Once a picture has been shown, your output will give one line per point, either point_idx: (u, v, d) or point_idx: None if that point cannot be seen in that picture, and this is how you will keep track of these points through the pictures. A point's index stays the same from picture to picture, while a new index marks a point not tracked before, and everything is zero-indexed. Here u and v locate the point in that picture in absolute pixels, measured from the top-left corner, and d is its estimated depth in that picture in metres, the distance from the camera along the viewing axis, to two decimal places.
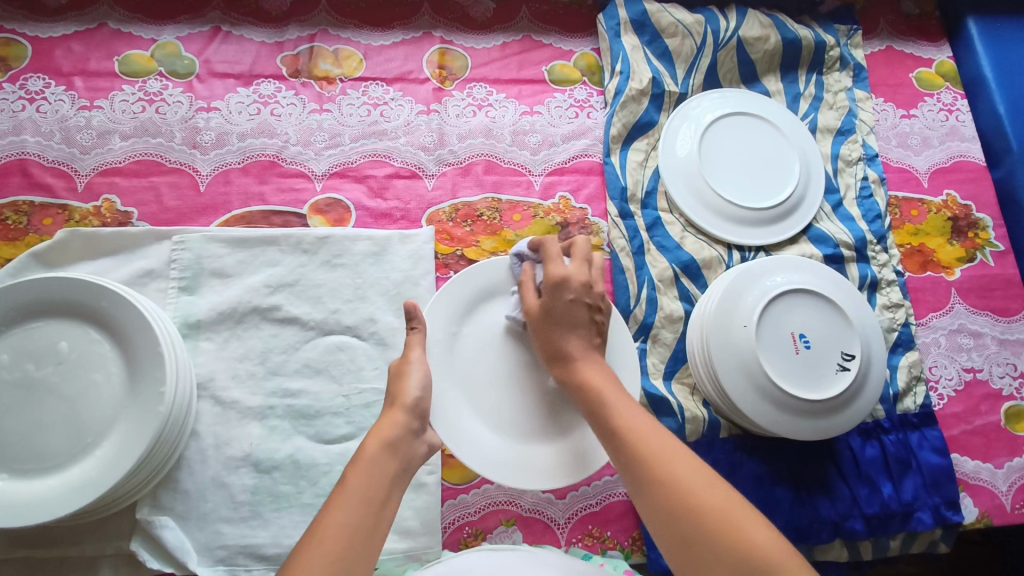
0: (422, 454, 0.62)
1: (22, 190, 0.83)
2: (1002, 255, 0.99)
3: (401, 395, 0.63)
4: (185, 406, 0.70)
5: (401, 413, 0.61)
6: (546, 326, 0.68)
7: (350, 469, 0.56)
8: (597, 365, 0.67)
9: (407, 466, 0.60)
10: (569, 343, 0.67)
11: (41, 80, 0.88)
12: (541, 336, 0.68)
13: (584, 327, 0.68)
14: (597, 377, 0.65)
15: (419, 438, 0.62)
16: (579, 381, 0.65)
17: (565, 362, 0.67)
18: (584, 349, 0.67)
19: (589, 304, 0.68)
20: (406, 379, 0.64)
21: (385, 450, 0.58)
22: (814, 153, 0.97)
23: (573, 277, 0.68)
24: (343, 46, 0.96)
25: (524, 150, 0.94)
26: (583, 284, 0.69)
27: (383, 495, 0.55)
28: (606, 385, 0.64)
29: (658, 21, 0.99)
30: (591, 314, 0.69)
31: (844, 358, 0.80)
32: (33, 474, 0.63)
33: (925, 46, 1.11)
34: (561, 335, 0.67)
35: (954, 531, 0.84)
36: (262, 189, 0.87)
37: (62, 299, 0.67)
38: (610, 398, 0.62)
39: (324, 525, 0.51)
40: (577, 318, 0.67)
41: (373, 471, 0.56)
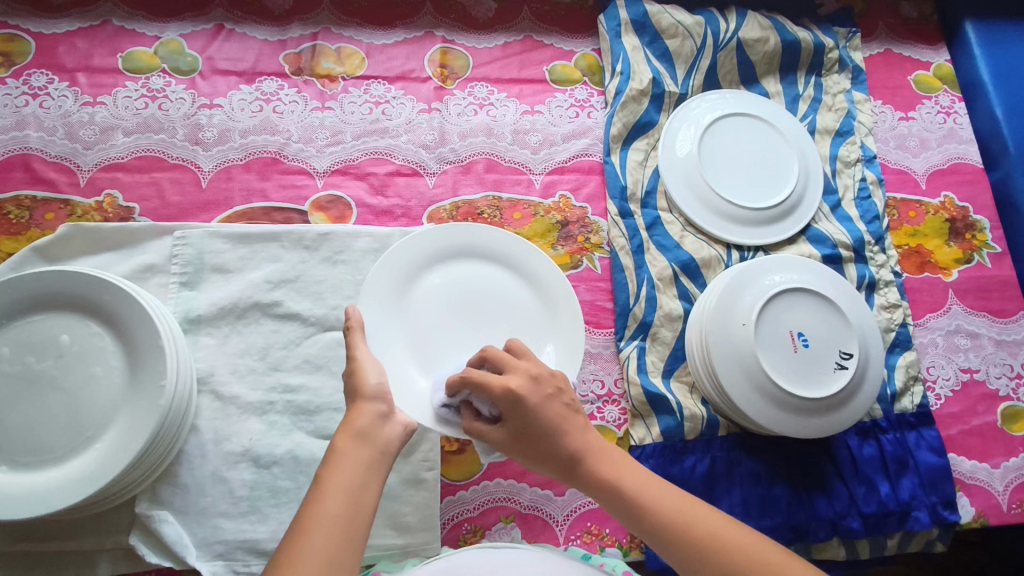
0: (398, 434, 0.58)
1: (25, 184, 0.83)
2: (999, 257, 0.99)
3: (360, 386, 0.59)
4: (186, 399, 0.70)
5: (366, 404, 0.58)
6: (531, 450, 0.57)
7: (324, 466, 0.54)
8: (602, 453, 0.58)
9: (386, 452, 0.56)
10: (565, 445, 0.57)
11: (44, 75, 0.88)
12: (531, 459, 0.58)
13: (564, 421, 0.57)
14: (607, 467, 0.57)
15: (391, 420, 0.59)
16: (590, 480, 0.57)
17: (570, 467, 0.57)
18: (582, 439, 0.57)
19: (551, 393, 0.58)
20: (361, 369, 0.61)
21: (354, 441, 0.55)
22: (812, 154, 0.98)
23: (520, 391, 0.56)
24: (345, 44, 0.96)
25: (524, 149, 0.94)
26: (530, 384, 0.58)
27: (361, 485, 0.53)
28: (622, 472, 0.57)
29: (659, 22, 1.00)
30: (561, 405, 0.58)
31: (843, 357, 0.80)
32: (32, 466, 0.63)
33: (924, 49, 1.12)
34: (551, 444, 0.57)
35: (951, 530, 0.84)
36: (264, 185, 0.87)
37: (64, 293, 0.68)
38: (632, 486, 0.56)
39: (305, 523, 0.50)
40: (551, 423, 0.57)
41: (346, 465, 0.54)
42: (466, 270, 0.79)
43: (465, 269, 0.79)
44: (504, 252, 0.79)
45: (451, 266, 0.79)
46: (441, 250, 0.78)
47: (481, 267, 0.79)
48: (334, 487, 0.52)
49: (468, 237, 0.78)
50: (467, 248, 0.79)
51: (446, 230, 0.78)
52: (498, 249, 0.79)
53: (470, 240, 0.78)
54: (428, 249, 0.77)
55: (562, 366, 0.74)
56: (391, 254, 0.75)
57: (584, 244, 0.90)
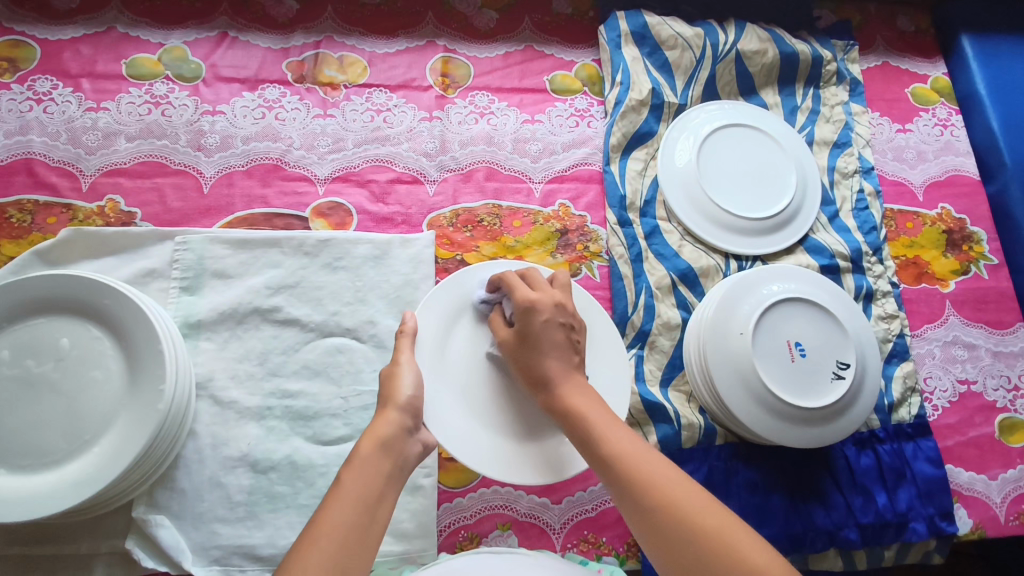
0: (416, 452, 0.60)
1: (27, 189, 0.84)
2: (996, 268, 1.00)
3: (393, 395, 0.62)
4: (185, 403, 0.70)
5: (394, 412, 0.60)
6: (521, 352, 0.65)
7: (344, 470, 0.55)
8: (578, 386, 0.63)
9: (403, 467, 0.58)
10: (547, 365, 0.63)
11: (49, 81, 0.89)
12: (519, 364, 0.65)
13: (561, 347, 0.64)
14: (581, 398, 0.61)
15: (413, 436, 0.61)
16: (558, 406, 0.62)
17: (544, 385, 0.63)
18: (564, 369, 0.63)
19: (564, 324, 0.65)
20: (399, 379, 0.63)
21: (377, 449, 0.57)
22: (811, 166, 0.98)
23: (537, 304, 0.65)
24: (348, 52, 0.97)
25: (524, 158, 0.95)
26: (553, 307, 0.65)
27: (377, 494, 0.54)
28: (591, 408, 0.61)
29: (659, 33, 1.00)
30: (564, 334, 0.64)
31: (839, 367, 0.80)
32: (29, 470, 0.63)
33: (921, 62, 1.13)
34: (536, 358, 0.64)
35: (948, 542, 0.84)
36: (265, 192, 0.88)
37: (64, 296, 0.68)
38: (595, 423, 0.59)
39: (319, 527, 0.50)
40: (547, 339, 0.64)
41: (367, 472, 0.55)
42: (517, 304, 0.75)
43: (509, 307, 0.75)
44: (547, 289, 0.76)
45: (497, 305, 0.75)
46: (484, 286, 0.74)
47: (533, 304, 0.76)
48: (355, 493, 0.53)
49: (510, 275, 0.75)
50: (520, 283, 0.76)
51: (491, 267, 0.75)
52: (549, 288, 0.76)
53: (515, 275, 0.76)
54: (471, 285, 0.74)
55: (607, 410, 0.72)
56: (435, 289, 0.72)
57: (583, 252, 0.91)
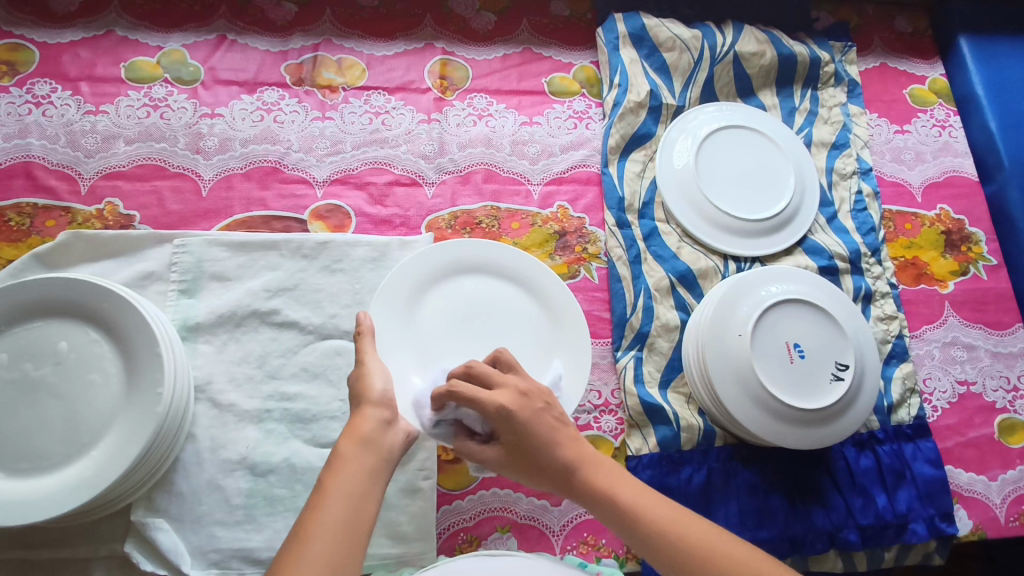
0: (400, 441, 0.59)
1: (26, 192, 0.84)
2: (995, 269, 1.00)
3: (366, 392, 0.60)
4: (183, 406, 0.70)
5: (369, 410, 0.59)
6: (525, 459, 0.59)
7: (326, 471, 0.54)
8: (597, 463, 0.59)
9: (390, 459, 0.57)
10: (559, 456, 0.58)
11: (48, 84, 0.89)
12: (532, 473, 0.59)
13: (556, 433, 0.59)
14: (603, 477, 0.58)
15: (394, 427, 0.59)
16: (586, 490, 0.58)
17: (565, 476, 0.58)
18: (575, 450, 0.59)
19: (542, 407, 0.59)
20: (369, 376, 0.62)
21: (358, 446, 0.56)
22: (809, 167, 0.98)
23: (510, 406, 0.58)
24: (346, 55, 0.97)
25: (523, 160, 0.95)
26: (519, 399, 0.59)
27: (363, 489, 0.54)
28: (617, 483, 0.58)
29: (657, 35, 1.01)
30: (550, 418, 0.59)
31: (838, 368, 0.80)
32: (28, 473, 0.63)
33: (918, 63, 1.13)
34: (545, 458, 0.58)
35: (948, 543, 0.84)
36: (264, 195, 0.88)
37: (63, 300, 0.68)
38: (627, 499, 0.57)
39: (306, 528, 0.50)
40: (544, 436, 0.58)
41: (349, 470, 0.54)
42: (472, 286, 0.79)
43: (467, 287, 0.78)
44: (498, 264, 0.79)
45: (454, 287, 0.78)
46: (441, 272, 0.78)
47: (486, 285, 0.79)
48: (339, 491, 0.52)
49: (464, 256, 0.78)
50: (474, 264, 0.79)
51: (443, 249, 0.78)
52: (505, 266, 0.79)
53: (468, 254, 0.79)
54: (425, 273, 0.77)
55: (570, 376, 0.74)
56: (392, 279, 0.74)
57: (582, 254, 0.91)
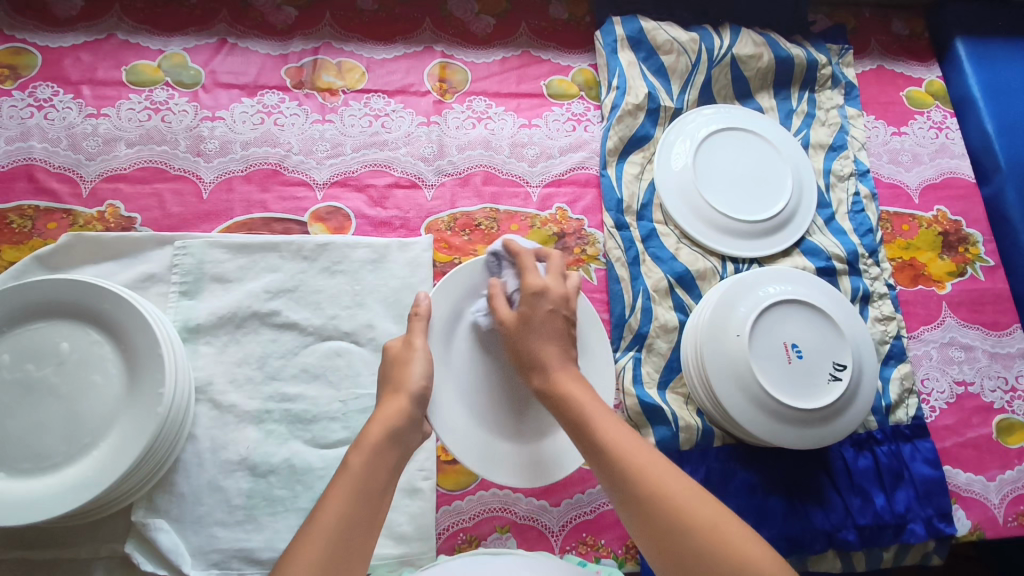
0: (416, 443, 0.62)
1: (28, 195, 0.84)
2: (992, 270, 1.01)
3: (405, 382, 0.63)
4: (184, 407, 0.70)
5: (405, 402, 0.62)
6: (518, 336, 0.67)
7: (351, 456, 0.57)
8: (573, 375, 0.65)
9: (405, 455, 0.60)
10: (541, 351, 0.65)
11: (50, 88, 0.89)
12: (513, 345, 0.67)
13: (562, 337, 0.67)
14: (570, 383, 0.64)
15: (417, 428, 0.62)
16: (553, 387, 0.64)
17: (538, 373, 0.65)
18: (560, 356, 0.66)
19: (565, 314, 0.69)
20: (412, 366, 0.64)
21: (387, 440, 0.59)
22: (807, 169, 0.99)
23: (544, 290, 0.68)
24: (346, 59, 0.98)
25: (522, 162, 0.96)
26: (560, 298, 0.69)
27: (381, 485, 0.57)
28: (578, 388, 0.63)
29: (655, 38, 1.01)
30: (558, 329, 0.67)
31: (836, 368, 0.81)
32: (29, 473, 0.63)
33: (915, 65, 1.14)
34: (536, 358, 0.65)
35: (947, 543, 0.84)
36: (264, 197, 0.89)
37: (65, 301, 0.68)
38: (586, 403, 0.62)
39: (323, 518, 0.52)
40: (551, 329, 0.67)
41: (375, 462, 0.57)
42: None
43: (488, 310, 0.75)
44: None
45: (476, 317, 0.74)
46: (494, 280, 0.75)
47: None
48: (361, 486, 0.55)
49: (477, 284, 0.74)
50: None
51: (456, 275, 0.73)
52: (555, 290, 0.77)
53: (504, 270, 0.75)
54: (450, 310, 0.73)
55: None
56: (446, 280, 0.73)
57: (580, 256, 0.91)
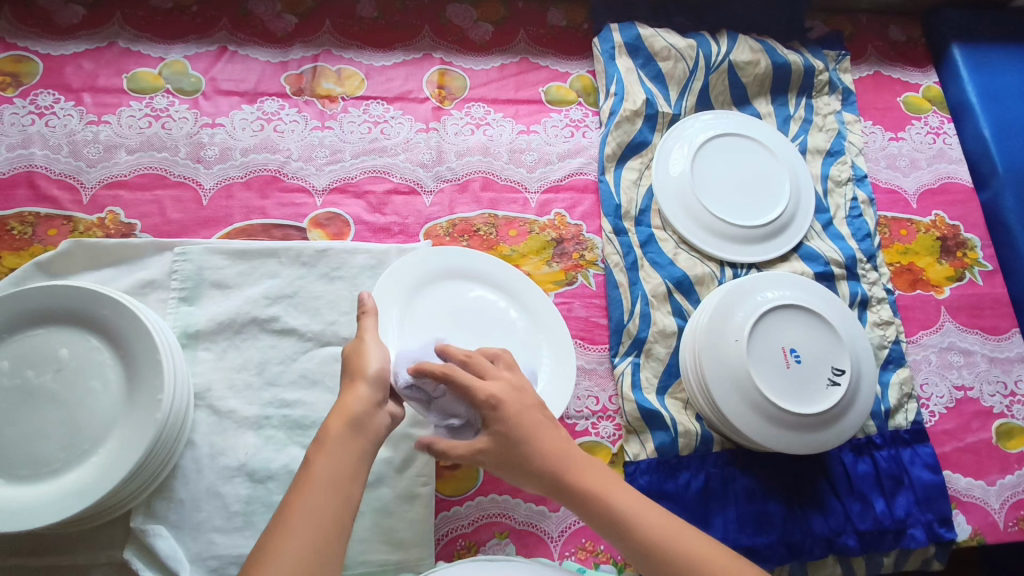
0: (386, 424, 0.59)
1: (29, 202, 0.84)
2: (990, 274, 1.01)
3: (362, 368, 0.60)
4: (183, 414, 0.70)
5: (363, 387, 0.59)
6: (511, 454, 0.59)
7: (313, 452, 0.54)
8: (583, 462, 0.60)
9: (375, 441, 0.57)
10: (552, 454, 0.59)
11: (51, 95, 0.90)
12: (508, 464, 0.59)
13: (544, 428, 0.60)
14: (584, 476, 0.59)
15: (381, 409, 0.59)
16: (569, 486, 0.59)
17: (554, 476, 0.59)
18: (565, 449, 0.60)
19: (533, 404, 0.61)
20: (366, 354, 0.62)
21: (346, 427, 0.56)
22: (804, 174, 0.99)
23: (501, 398, 0.60)
24: (345, 66, 0.99)
25: (520, 168, 0.96)
26: (512, 392, 0.61)
27: (350, 474, 0.54)
28: (593, 478, 0.59)
29: (652, 45, 1.02)
30: (540, 414, 0.61)
31: (835, 373, 0.81)
32: (28, 479, 0.63)
33: (912, 71, 1.14)
34: (530, 458, 0.59)
35: (947, 548, 0.84)
36: (264, 203, 0.89)
37: (65, 307, 0.68)
38: (605, 492, 0.58)
39: (291, 514, 0.50)
40: (532, 432, 0.59)
41: (337, 452, 0.54)
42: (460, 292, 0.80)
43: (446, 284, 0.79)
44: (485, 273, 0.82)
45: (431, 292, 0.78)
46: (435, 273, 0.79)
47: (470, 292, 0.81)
48: (326, 476, 0.52)
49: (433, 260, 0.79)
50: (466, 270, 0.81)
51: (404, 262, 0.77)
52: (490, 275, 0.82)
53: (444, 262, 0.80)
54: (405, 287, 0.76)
55: (557, 378, 0.77)
56: (395, 270, 0.76)
57: (579, 261, 0.92)
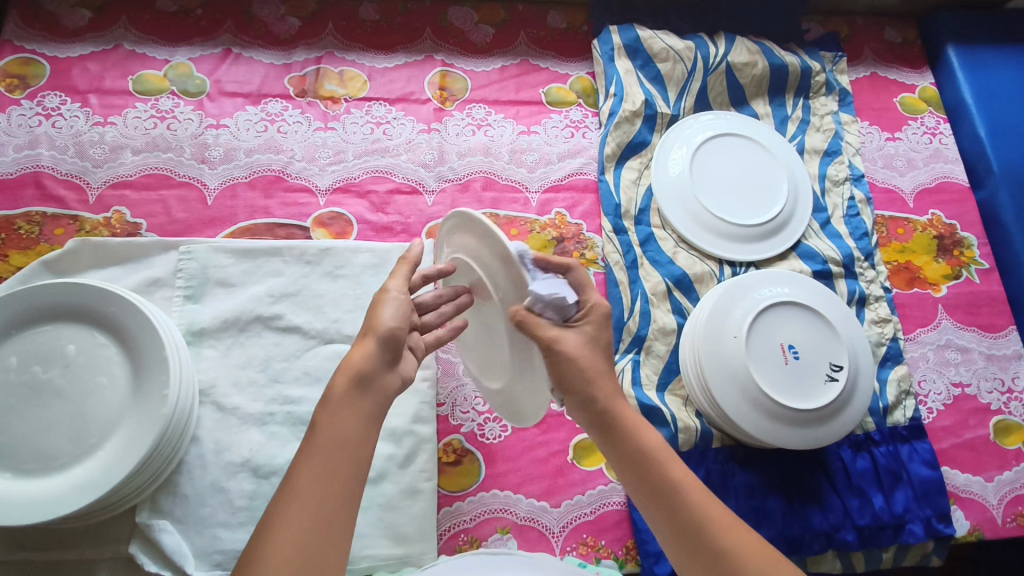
0: (395, 385, 0.60)
1: (36, 201, 0.85)
2: (987, 273, 1.02)
3: (375, 324, 0.61)
4: (188, 410, 0.71)
5: (372, 342, 0.60)
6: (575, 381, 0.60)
7: (318, 414, 0.55)
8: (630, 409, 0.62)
9: (382, 402, 0.58)
10: (599, 392, 0.61)
11: (58, 97, 0.91)
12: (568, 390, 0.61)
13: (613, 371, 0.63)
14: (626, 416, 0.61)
15: (391, 370, 0.60)
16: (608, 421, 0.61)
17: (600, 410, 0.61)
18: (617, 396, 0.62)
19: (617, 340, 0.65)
20: (382, 310, 0.62)
21: (354, 387, 0.57)
22: (802, 174, 1.00)
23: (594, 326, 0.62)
24: (348, 68, 1.00)
25: (521, 168, 0.97)
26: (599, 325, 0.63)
27: (357, 436, 0.54)
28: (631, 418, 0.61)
29: (651, 46, 1.03)
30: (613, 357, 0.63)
31: (833, 369, 0.82)
32: (36, 474, 0.64)
33: (908, 72, 1.16)
34: (588, 387, 0.60)
35: (946, 544, 0.85)
36: (268, 203, 0.90)
37: (73, 304, 0.69)
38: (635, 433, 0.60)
39: (299, 479, 0.51)
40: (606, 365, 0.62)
41: (344, 414, 0.55)
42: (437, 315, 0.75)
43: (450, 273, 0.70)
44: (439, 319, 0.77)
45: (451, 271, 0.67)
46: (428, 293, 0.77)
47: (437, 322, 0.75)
48: (334, 437, 0.54)
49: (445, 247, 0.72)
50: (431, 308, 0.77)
51: (440, 226, 0.69)
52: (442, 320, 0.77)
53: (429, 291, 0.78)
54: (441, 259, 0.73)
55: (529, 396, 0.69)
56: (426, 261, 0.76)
57: (579, 259, 0.93)
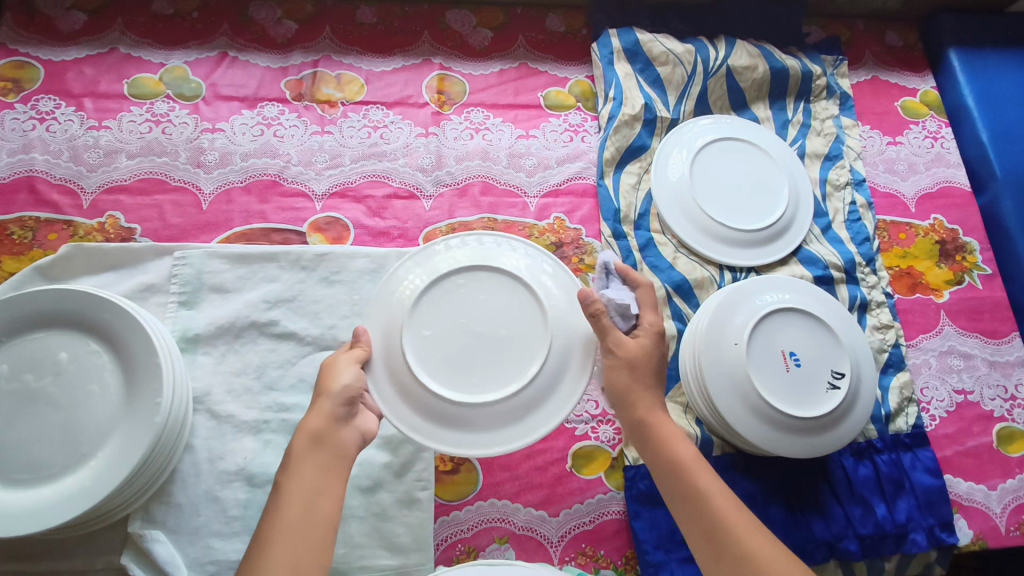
0: (356, 439, 0.61)
1: (29, 206, 0.85)
2: (990, 278, 1.01)
3: (329, 385, 0.62)
4: (181, 419, 0.70)
5: (326, 403, 0.61)
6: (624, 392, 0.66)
7: (280, 475, 0.58)
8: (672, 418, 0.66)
9: (342, 456, 0.59)
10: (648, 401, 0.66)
11: (52, 100, 0.90)
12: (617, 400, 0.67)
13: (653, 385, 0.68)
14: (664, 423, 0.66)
15: (348, 425, 0.61)
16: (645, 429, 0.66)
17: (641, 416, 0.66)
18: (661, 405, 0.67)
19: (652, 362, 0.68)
20: (336, 372, 0.63)
21: (309, 445, 0.59)
22: (803, 178, 0.99)
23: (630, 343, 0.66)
24: (344, 71, 0.99)
25: (519, 172, 0.96)
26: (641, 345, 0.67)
27: (318, 489, 0.57)
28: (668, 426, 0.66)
29: (651, 49, 1.02)
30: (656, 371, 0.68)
31: (835, 377, 0.81)
32: (26, 484, 0.63)
33: (910, 76, 1.15)
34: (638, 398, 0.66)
35: (949, 553, 0.84)
36: (263, 208, 0.89)
37: (65, 310, 0.68)
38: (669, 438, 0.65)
39: (264, 539, 0.53)
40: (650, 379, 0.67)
41: (302, 472, 0.57)
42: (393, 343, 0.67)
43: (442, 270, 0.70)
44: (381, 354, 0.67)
45: (465, 268, 0.70)
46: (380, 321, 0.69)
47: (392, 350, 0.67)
48: (295, 497, 0.56)
49: (417, 263, 0.72)
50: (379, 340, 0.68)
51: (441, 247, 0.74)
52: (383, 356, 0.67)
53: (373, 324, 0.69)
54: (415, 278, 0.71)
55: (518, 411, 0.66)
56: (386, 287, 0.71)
57: (578, 265, 0.92)
